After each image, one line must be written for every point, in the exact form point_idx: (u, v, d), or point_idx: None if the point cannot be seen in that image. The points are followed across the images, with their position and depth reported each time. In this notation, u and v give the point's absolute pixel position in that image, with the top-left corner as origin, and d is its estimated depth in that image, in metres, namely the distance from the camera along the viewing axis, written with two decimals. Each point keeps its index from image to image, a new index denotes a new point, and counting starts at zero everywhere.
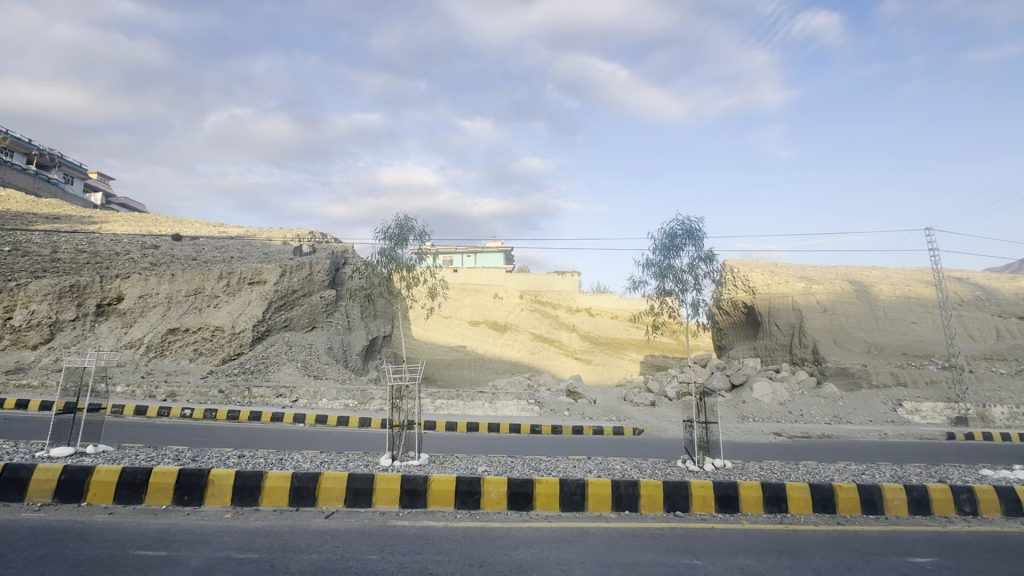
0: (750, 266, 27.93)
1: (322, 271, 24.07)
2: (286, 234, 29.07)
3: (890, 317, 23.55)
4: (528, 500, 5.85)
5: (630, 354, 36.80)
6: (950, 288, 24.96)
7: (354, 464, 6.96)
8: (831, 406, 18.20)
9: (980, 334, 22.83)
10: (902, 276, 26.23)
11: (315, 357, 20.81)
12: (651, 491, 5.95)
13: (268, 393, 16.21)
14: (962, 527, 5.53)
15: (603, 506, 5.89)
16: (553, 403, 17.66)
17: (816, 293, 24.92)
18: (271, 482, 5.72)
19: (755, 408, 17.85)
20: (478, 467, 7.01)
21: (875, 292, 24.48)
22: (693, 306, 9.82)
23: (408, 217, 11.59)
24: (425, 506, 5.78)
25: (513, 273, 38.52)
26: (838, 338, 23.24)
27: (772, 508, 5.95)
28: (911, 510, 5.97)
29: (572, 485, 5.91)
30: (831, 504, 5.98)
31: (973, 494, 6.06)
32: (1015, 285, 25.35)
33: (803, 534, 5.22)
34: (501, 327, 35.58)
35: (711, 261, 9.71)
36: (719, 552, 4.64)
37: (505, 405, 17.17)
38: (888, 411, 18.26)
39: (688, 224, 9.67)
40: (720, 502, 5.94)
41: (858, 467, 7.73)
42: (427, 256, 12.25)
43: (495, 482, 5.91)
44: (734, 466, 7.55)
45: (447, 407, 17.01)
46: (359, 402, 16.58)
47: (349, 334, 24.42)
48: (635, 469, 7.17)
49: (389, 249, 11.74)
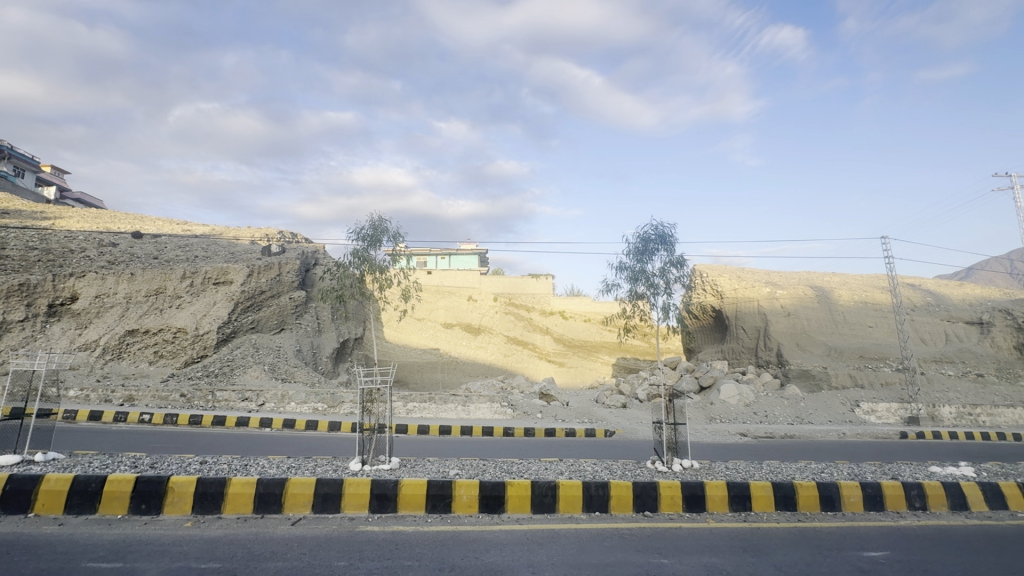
0: (718, 271, 28.62)
1: (292, 271, 23.55)
2: (255, 234, 28.29)
3: (847, 321, 24.64)
4: (499, 503, 5.85)
5: (602, 357, 37.27)
6: (904, 294, 26.24)
7: (322, 469, 6.83)
8: (794, 407, 18.85)
9: (931, 337, 24.10)
10: (860, 282, 27.38)
11: (283, 360, 20.24)
12: (621, 492, 6.03)
13: (232, 397, 15.73)
14: (912, 522, 5.82)
15: (574, 508, 5.94)
16: (526, 406, 17.75)
17: (781, 298, 25.75)
18: (235, 489, 5.55)
19: (722, 410, 18.31)
20: (449, 470, 6.97)
21: (835, 297, 25.53)
22: (664, 310, 10.02)
23: (382, 218, 11.44)
24: (395, 511, 5.71)
25: (487, 275, 38.43)
26: (800, 341, 24.12)
27: (738, 506, 6.11)
28: (866, 506, 6.25)
29: (543, 487, 5.94)
30: (791, 502, 6.19)
31: (921, 490, 6.38)
32: (962, 291, 26.86)
33: (765, 531, 5.39)
34: (475, 329, 35.50)
35: (682, 265, 9.94)
36: (687, 550, 4.74)
37: (478, 408, 17.16)
38: (846, 412, 19.01)
39: (661, 229, 9.87)
40: (687, 502, 6.08)
41: (817, 465, 8.03)
42: (401, 257, 12.11)
43: (466, 486, 5.88)
44: (700, 466, 7.72)
45: (419, 410, 16.84)
46: (328, 406, 16.20)
47: (319, 336, 23.93)
48: (606, 470, 7.25)
49: (362, 250, 11.54)
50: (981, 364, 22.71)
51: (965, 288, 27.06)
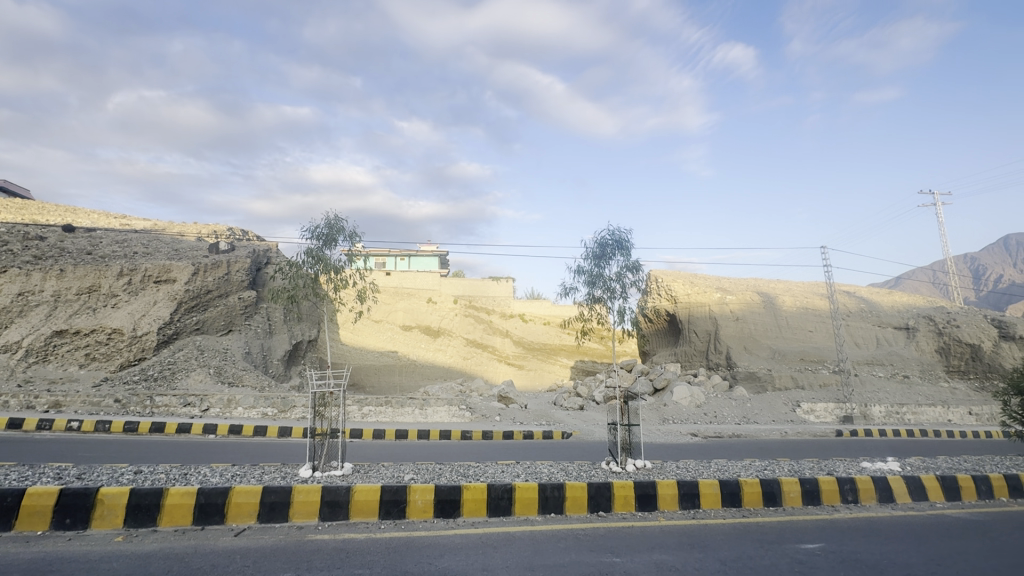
0: (673, 276, 29.51)
1: (242, 270, 22.53)
2: (201, 230, 26.88)
3: (790, 325, 26.04)
4: (455, 507, 5.79)
5: (561, 360, 37.71)
6: (841, 301, 27.98)
7: (269, 476, 6.54)
8: (741, 407, 19.72)
9: (864, 341, 25.81)
10: (802, 289, 29.00)
11: (230, 364, 19.26)
12: (576, 493, 6.11)
13: (173, 403, 14.84)
14: (845, 514, 6.20)
15: (530, 510, 5.96)
16: (484, 408, 17.69)
17: (730, 304, 26.92)
18: (173, 500, 5.23)
19: (675, 411, 18.90)
20: (404, 475, 6.84)
21: (780, 302, 26.94)
22: (620, 313, 10.25)
23: (338, 216, 11.12)
24: (346, 518, 5.55)
25: (447, 278, 38.11)
26: (747, 344, 25.28)
27: (687, 504, 6.33)
28: (804, 501, 6.60)
29: (500, 490, 5.93)
30: (736, 498, 6.46)
31: (854, 484, 6.81)
32: (891, 298, 28.95)
33: (713, 527, 5.60)
34: (434, 332, 35.08)
35: (637, 270, 10.19)
36: (639, 548, 4.84)
37: (435, 411, 16.97)
38: (788, 411, 20.01)
39: (618, 235, 10.09)
40: (639, 501, 6.22)
41: (761, 463, 8.42)
42: (358, 258, 11.81)
43: (421, 490, 5.78)
44: (653, 466, 7.93)
45: (375, 414, 16.47)
46: (278, 411, 15.51)
47: (270, 338, 22.98)
48: (562, 472, 7.29)
49: (317, 249, 11.18)
50: (907, 366, 24.55)
51: (894, 296, 29.16)
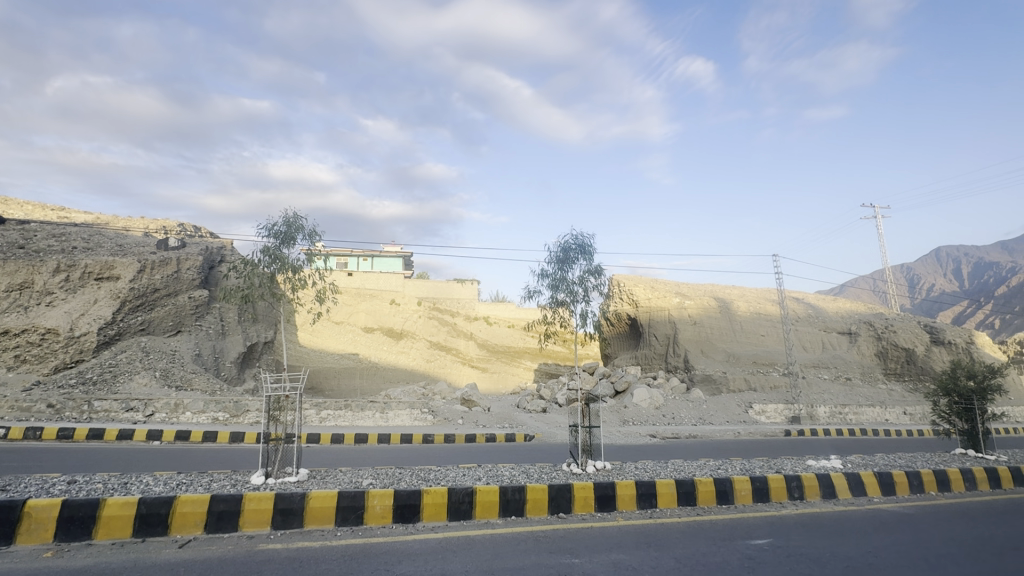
0: (634, 280, 30.17)
1: (193, 267, 21.49)
2: (149, 225, 25.47)
3: (744, 329, 27.14)
4: (414, 512, 5.70)
5: (525, 363, 37.89)
6: (791, 307, 29.38)
7: (219, 484, 6.25)
8: (697, 409, 20.36)
9: (811, 345, 27.18)
10: (755, 295, 30.26)
11: (178, 366, 18.31)
12: (537, 495, 6.13)
13: (113, 407, 13.97)
14: (791, 510, 6.50)
15: (490, 513, 5.94)
16: (446, 411, 17.53)
17: (688, 308, 27.80)
18: (110, 511, 4.91)
19: (635, 413, 19.31)
20: (363, 480, 6.69)
21: (735, 307, 28.04)
22: (582, 317, 10.39)
23: (298, 215, 10.79)
24: (301, 526, 5.36)
25: (411, 280, 37.72)
26: (704, 348, 26.13)
27: (644, 504, 6.47)
28: (754, 498, 6.88)
29: (460, 494, 5.88)
30: (691, 497, 6.66)
31: (800, 481, 7.15)
32: (836, 304, 30.62)
33: (669, 526, 5.74)
34: (397, 334, 34.52)
35: (600, 275, 10.38)
36: (597, 549, 4.90)
37: (397, 415, 16.68)
38: (742, 413, 20.81)
39: (581, 239, 10.26)
40: (599, 502, 6.31)
41: (715, 463, 8.71)
42: (318, 257, 11.49)
43: (380, 495, 5.66)
44: (612, 467, 8.07)
45: (334, 419, 16.04)
46: (230, 415, 14.87)
47: (222, 340, 22.00)
48: (523, 475, 7.31)
49: (274, 248, 10.79)
50: (849, 368, 26.04)
51: (839, 302, 30.86)
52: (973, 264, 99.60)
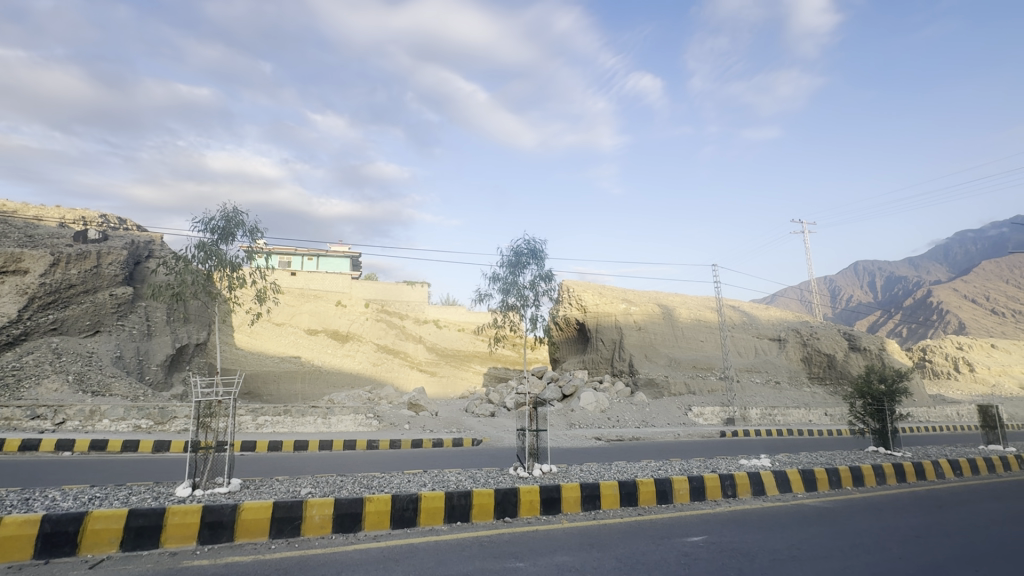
0: (584, 286, 30.82)
1: (116, 263, 19.82)
2: (65, 215, 23.31)
3: (684, 335, 28.43)
4: (356, 521, 5.51)
5: (474, 367, 37.64)
6: (728, 314, 31.06)
7: (138, 498, 5.77)
8: (640, 412, 21.01)
9: (745, 351, 28.81)
10: (695, 302, 31.75)
11: (96, 369, 16.79)
12: (482, 500, 6.10)
13: (16, 415, 12.58)
14: (725, 508, 6.83)
15: (434, 520, 5.83)
16: (392, 417, 17.13)
17: (634, 314, 28.77)
18: (7, 532, 4.42)
19: (581, 416, 19.70)
20: (301, 490, 6.38)
21: (677, 314, 29.33)
22: (532, 321, 10.49)
23: (238, 209, 10.21)
24: (230, 541, 5.04)
25: (357, 281, 36.90)
26: (648, 353, 27.07)
27: (588, 505, 6.60)
28: (692, 497, 7.18)
29: (404, 501, 5.75)
30: (633, 498, 6.86)
31: (733, 480, 7.54)
32: (768, 312, 32.67)
33: (610, 526, 5.87)
34: (342, 336, 33.44)
35: (550, 280, 10.52)
36: (541, 552, 4.94)
37: (340, 420, 16.10)
38: (682, 415, 21.68)
39: (533, 244, 10.36)
40: (544, 505, 6.37)
41: (655, 463, 9.02)
42: (258, 255, 10.91)
43: (319, 505, 5.43)
44: (558, 470, 8.17)
45: (272, 425, 15.27)
46: (155, 422, 13.78)
47: (148, 341, 20.41)
48: (470, 480, 7.26)
49: (211, 243, 10.15)
50: (778, 372, 27.79)
51: (771, 310, 32.93)
52: (886, 278, 109.48)
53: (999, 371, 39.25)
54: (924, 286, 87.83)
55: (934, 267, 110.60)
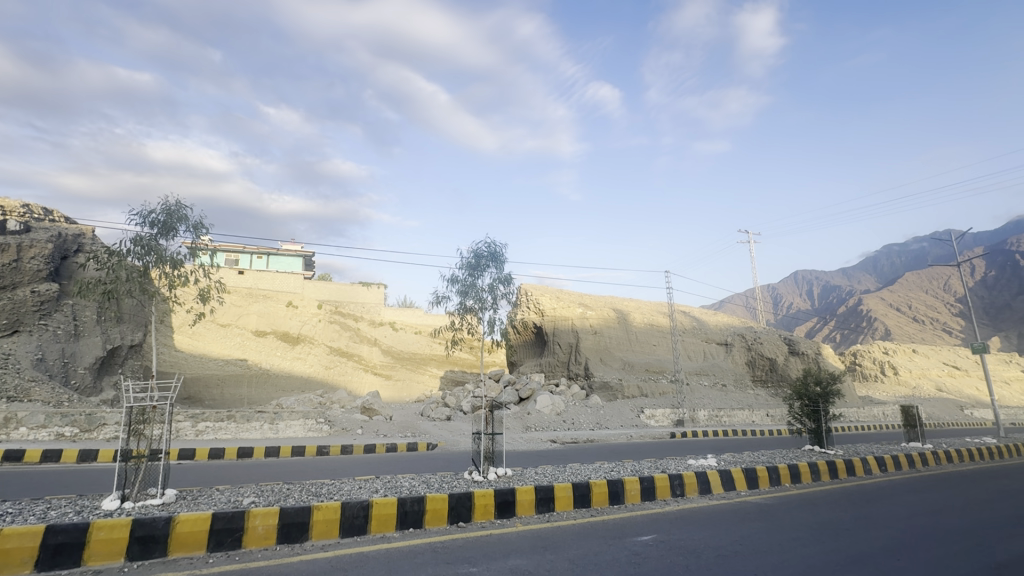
0: (541, 290, 31.11)
1: (39, 257, 18.15)
2: None
3: (638, 339, 29.25)
4: (302, 531, 5.29)
5: (431, 370, 37.11)
6: (679, 319, 32.17)
7: (59, 512, 5.31)
8: (595, 414, 21.40)
9: (695, 354, 29.96)
10: (649, 306, 32.69)
11: (12, 373, 15.36)
12: (436, 506, 6.01)
13: None
14: (673, 507, 7.04)
15: (386, 527, 5.69)
16: (345, 421, 16.62)
17: (590, 318, 29.31)
18: None
19: (537, 419, 19.85)
20: (244, 499, 6.07)
21: (631, 319, 30.10)
22: (490, 324, 10.47)
23: (181, 202, 9.63)
24: (163, 556, 4.72)
25: (311, 281, 35.70)
26: (603, 356, 27.65)
27: (542, 508, 6.63)
28: (642, 497, 7.36)
29: (355, 508, 5.58)
30: (587, 499, 6.96)
31: (682, 479, 7.80)
32: (716, 317, 34.08)
33: (563, 528, 5.92)
34: (293, 338, 32.21)
35: (509, 283, 10.55)
36: (495, 556, 4.91)
37: (288, 426, 15.45)
38: (634, 417, 22.24)
39: (493, 247, 10.37)
40: (498, 508, 6.35)
41: (608, 465, 9.20)
42: (202, 252, 10.31)
43: (262, 515, 5.17)
44: (513, 473, 8.18)
45: (214, 432, 14.47)
46: (81, 431, 12.73)
47: (75, 342, 18.90)
48: (423, 485, 7.14)
49: (149, 238, 9.50)
50: (725, 375, 29.04)
51: (719, 316, 34.36)
52: (822, 287, 116.88)
53: (919, 374, 42.63)
54: (855, 294, 94.51)
55: (864, 278, 119.08)
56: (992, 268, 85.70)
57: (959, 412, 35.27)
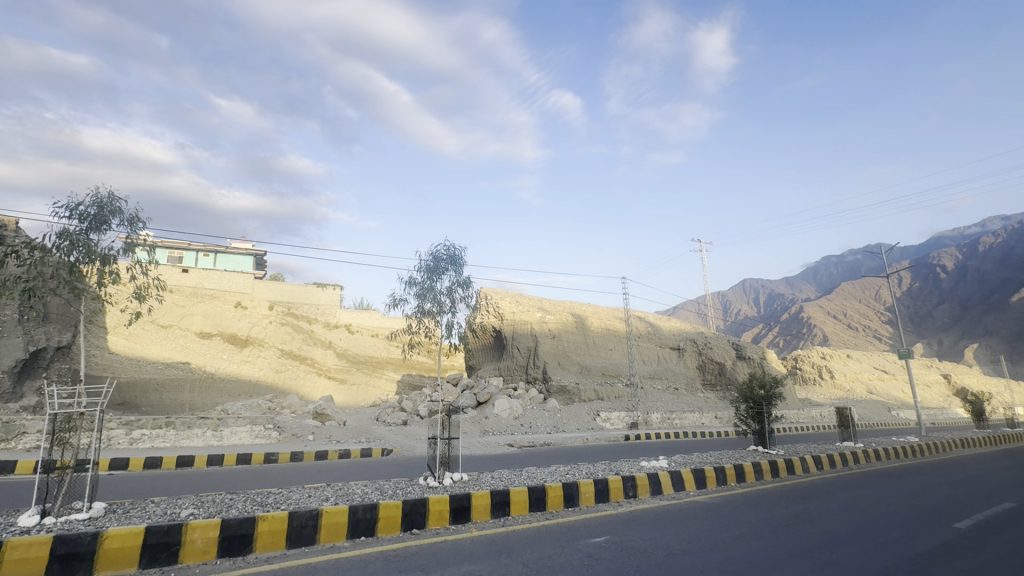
0: (501, 294, 31.26)
1: None
2: None
3: (594, 344, 29.84)
4: (245, 543, 5.04)
5: (387, 374, 36.34)
6: (635, 324, 33.07)
7: None
8: (552, 417, 21.61)
9: (649, 359, 30.87)
10: (606, 311, 33.44)
11: None
12: (389, 513, 5.88)
13: None
14: (626, 508, 7.19)
15: (337, 536, 5.51)
16: (295, 427, 15.99)
17: (549, 322, 29.68)
18: None
19: (495, 423, 19.85)
20: (181, 511, 5.72)
21: (588, 323, 30.71)
22: (448, 327, 10.37)
23: (115, 195, 9.03)
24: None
25: (261, 281, 34.31)
26: (561, 360, 27.99)
27: (497, 513, 6.62)
28: (596, 499, 7.48)
29: (303, 518, 5.37)
30: (542, 503, 7.00)
31: (634, 481, 8.00)
32: (669, 323, 35.30)
33: (518, 532, 5.93)
34: (241, 341, 30.81)
35: (467, 287, 10.50)
36: (448, 562, 4.85)
37: (234, 432, 14.72)
38: (590, 420, 22.59)
39: (452, 250, 10.29)
40: (453, 514, 6.28)
41: (564, 468, 9.28)
42: (139, 248, 9.68)
43: (202, 527, 4.89)
44: (468, 478, 8.10)
45: (151, 440, 13.59)
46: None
47: None
48: (376, 492, 6.97)
49: (76, 232, 8.83)
50: (677, 379, 30.09)
51: (672, 321, 35.57)
52: (767, 295, 123.26)
53: (853, 377, 45.62)
54: (797, 303, 100.29)
55: (805, 287, 126.49)
56: (916, 280, 93.09)
57: (887, 412, 38.01)
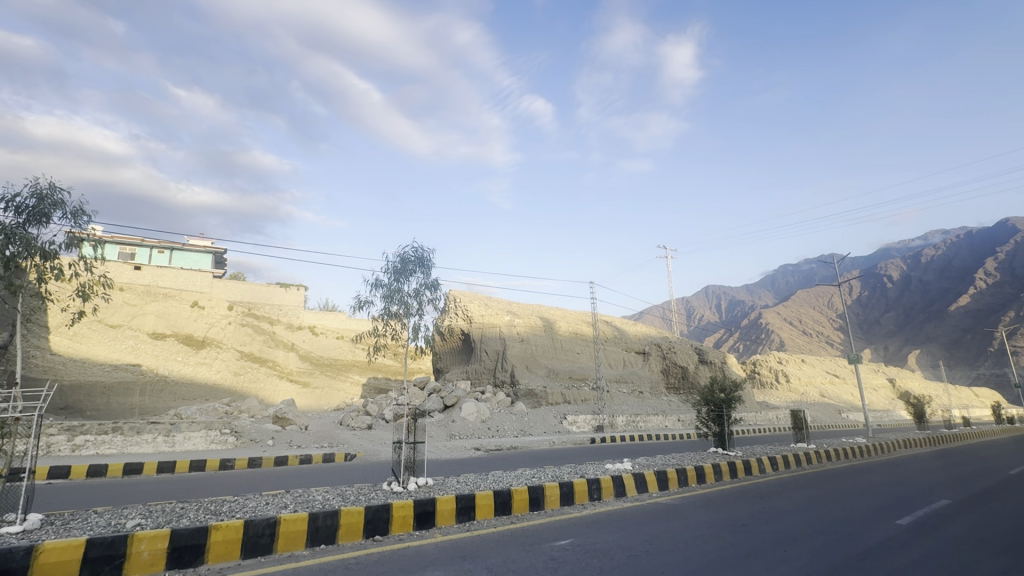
0: (470, 296, 31.15)
1: None
2: None
3: (562, 347, 30.09)
4: (196, 554, 4.81)
5: (352, 377, 35.54)
6: (602, 328, 33.55)
7: None
8: (519, 421, 21.64)
9: (615, 362, 31.38)
10: (574, 315, 33.78)
11: None
12: (351, 519, 5.74)
13: None
14: (590, 510, 7.26)
15: (295, 544, 5.34)
16: (254, 432, 15.42)
17: (517, 326, 29.77)
18: None
19: (462, 426, 19.74)
20: (126, 522, 5.41)
21: (556, 327, 30.97)
22: (415, 330, 10.25)
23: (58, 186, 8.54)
24: None
25: (221, 280, 33.01)
26: (529, 364, 28.05)
27: (463, 517, 6.56)
28: (561, 502, 7.52)
29: (260, 526, 5.18)
30: (507, 506, 6.99)
31: (599, 483, 8.10)
32: (635, 327, 35.98)
33: (483, 537, 5.90)
34: (197, 342, 29.56)
35: (435, 289, 10.42)
36: (411, 569, 4.77)
37: (187, 438, 14.08)
38: (557, 423, 22.69)
39: (420, 252, 10.19)
40: (417, 520, 6.19)
41: (529, 471, 9.29)
42: (83, 243, 9.16)
43: (149, 539, 4.65)
44: (433, 482, 8.00)
45: (95, 446, 12.85)
46: None
47: None
48: (338, 498, 6.79)
49: (13, 225, 8.28)
50: (642, 383, 30.68)
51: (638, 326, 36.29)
52: (729, 301, 127.41)
53: (807, 382, 47.60)
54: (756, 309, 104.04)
55: (763, 294, 131.43)
56: (865, 289, 98.24)
57: (837, 415, 39.87)
